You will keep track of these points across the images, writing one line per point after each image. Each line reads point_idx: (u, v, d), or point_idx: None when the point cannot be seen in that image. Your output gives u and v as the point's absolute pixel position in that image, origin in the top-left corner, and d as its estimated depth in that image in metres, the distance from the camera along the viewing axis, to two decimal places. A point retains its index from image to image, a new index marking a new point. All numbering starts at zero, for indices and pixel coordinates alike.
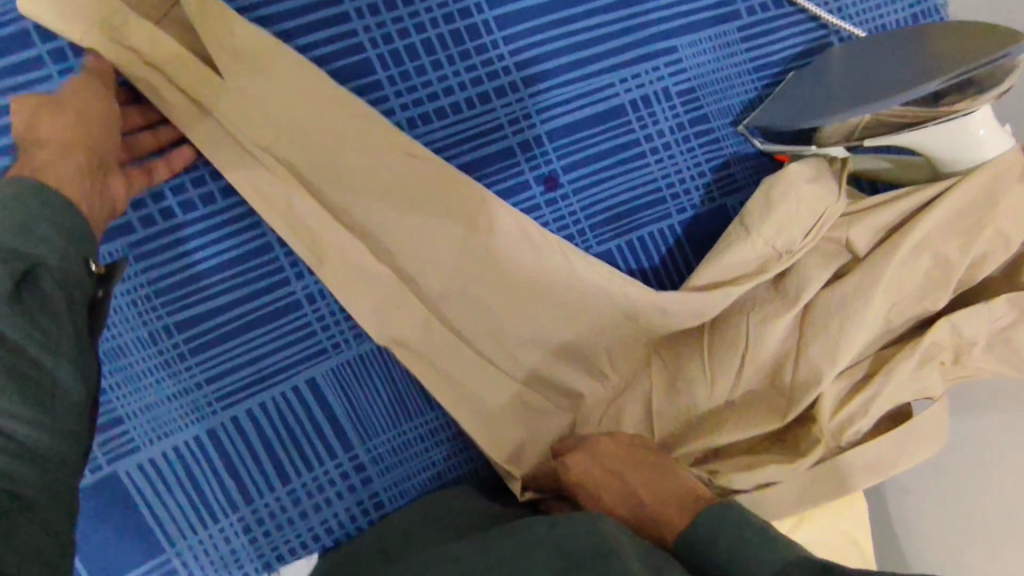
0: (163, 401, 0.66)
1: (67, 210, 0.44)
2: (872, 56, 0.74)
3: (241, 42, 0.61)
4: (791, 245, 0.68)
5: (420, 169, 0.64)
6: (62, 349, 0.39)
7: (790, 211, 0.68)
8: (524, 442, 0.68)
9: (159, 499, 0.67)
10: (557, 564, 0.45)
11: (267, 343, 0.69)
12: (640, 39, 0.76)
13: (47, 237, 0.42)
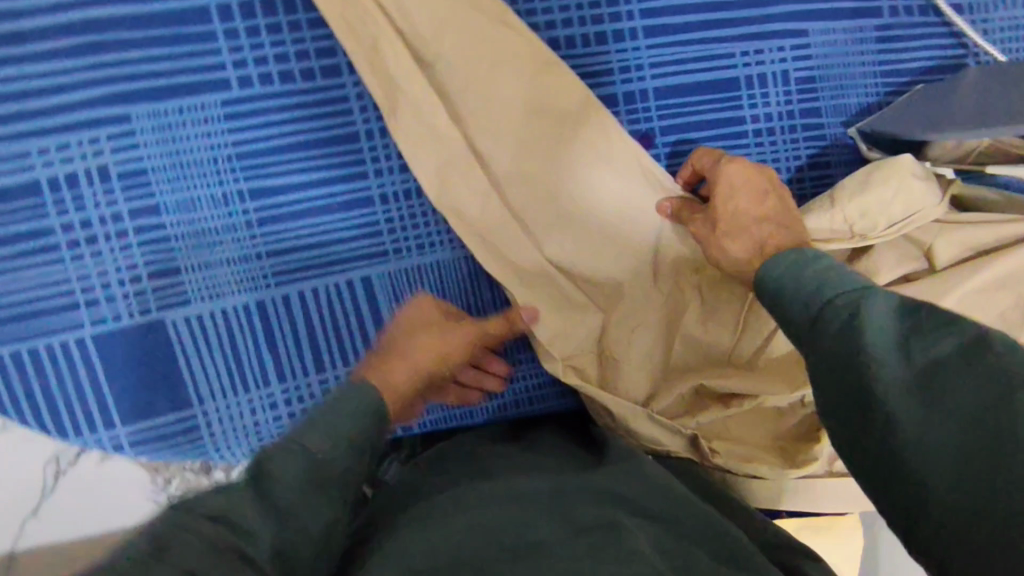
0: (221, 263, 0.66)
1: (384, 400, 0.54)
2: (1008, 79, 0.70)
3: None
4: (873, 230, 0.64)
5: (540, 83, 0.68)
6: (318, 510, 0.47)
7: (880, 200, 0.64)
8: (568, 349, 0.71)
9: (196, 357, 0.67)
10: (564, 528, 0.48)
11: (332, 231, 0.68)
12: (772, 15, 0.73)
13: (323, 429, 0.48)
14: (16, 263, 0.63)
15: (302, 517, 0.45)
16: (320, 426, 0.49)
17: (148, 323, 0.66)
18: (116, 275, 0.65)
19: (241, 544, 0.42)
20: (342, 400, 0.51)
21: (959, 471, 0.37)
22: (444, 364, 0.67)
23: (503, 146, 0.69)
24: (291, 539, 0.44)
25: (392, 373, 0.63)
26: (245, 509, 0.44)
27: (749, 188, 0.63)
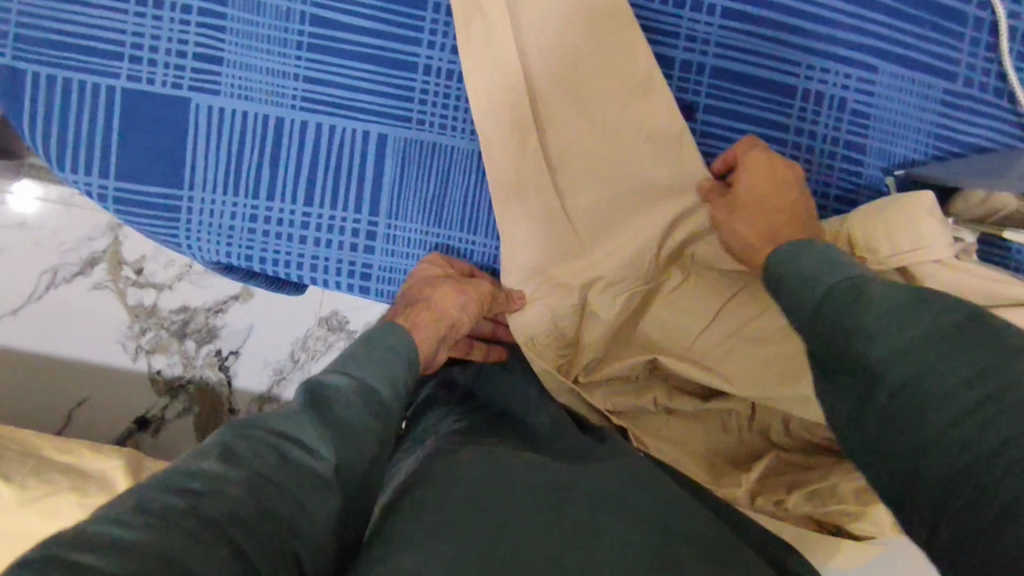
0: (259, 70, 0.69)
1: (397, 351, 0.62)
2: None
3: None
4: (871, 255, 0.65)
5: (611, 16, 0.69)
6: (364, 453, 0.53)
7: (888, 229, 0.64)
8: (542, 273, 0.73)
9: (204, 146, 0.70)
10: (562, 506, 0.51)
11: (369, 81, 0.70)
12: (850, 41, 0.74)
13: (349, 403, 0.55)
14: (82, 0, 0.67)
15: (357, 434, 0.52)
16: (376, 364, 0.60)
17: (174, 98, 0.69)
18: (165, 44, 0.68)
19: (302, 458, 0.48)
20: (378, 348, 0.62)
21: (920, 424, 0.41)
22: (463, 325, 0.71)
23: (554, 63, 0.70)
24: (349, 453, 0.51)
25: (419, 325, 0.68)
26: (313, 437, 0.50)
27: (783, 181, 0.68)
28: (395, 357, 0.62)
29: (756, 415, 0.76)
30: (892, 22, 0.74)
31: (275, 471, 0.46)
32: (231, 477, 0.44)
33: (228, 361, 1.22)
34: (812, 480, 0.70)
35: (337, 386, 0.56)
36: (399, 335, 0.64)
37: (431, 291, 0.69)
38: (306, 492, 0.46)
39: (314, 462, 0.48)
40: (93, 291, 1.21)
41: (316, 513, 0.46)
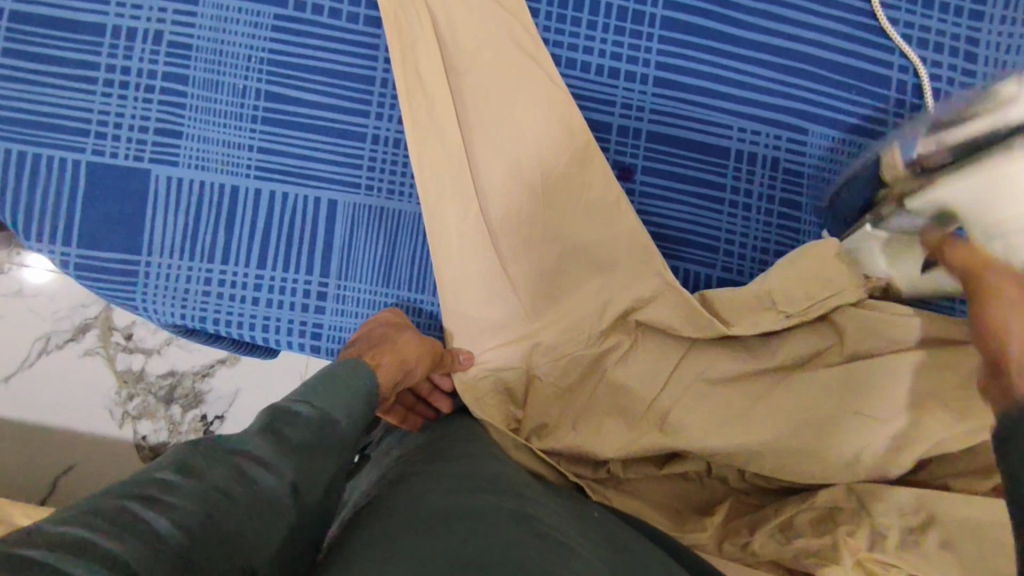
0: (217, 142, 0.73)
1: (353, 374, 0.63)
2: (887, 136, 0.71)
3: None
4: (791, 307, 0.70)
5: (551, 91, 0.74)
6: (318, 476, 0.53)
7: (803, 286, 0.70)
8: (491, 331, 0.75)
9: (163, 212, 0.73)
10: (522, 531, 0.55)
11: (319, 150, 0.74)
12: (778, 104, 0.78)
13: (296, 422, 0.54)
14: (55, 83, 0.73)
15: (313, 459, 0.53)
16: (340, 396, 0.60)
17: (137, 170, 0.73)
18: (129, 121, 0.73)
19: (259, 475, 0.48)
20: (343, 381, 0.61)
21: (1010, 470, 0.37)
22: (419, 375, 0.72)
23: (493, 131, 0.74)
24: (300, 476, 0.51)
25: (384, 365, 0.67)
26: (267, 453, 0.50)
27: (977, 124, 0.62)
28: (356, 391, 0.62)
29: (712, 468, 0.76)
30: (818, 86, 0.78)
31: (231, 487, 0.46)
32: (182, 486, 0.43)
33: (212, 426, 1.22)
34: (769, 513, 0.72)
35: (299, 415, 0.55)
36: (362, 367, 0.64)
37: (394, 338, 0.70)
38: (258, 515, 0.46)
39: (259, 477, 0.48)
40: (83, 357, 1.23)
41: (263, 532, 0.45)
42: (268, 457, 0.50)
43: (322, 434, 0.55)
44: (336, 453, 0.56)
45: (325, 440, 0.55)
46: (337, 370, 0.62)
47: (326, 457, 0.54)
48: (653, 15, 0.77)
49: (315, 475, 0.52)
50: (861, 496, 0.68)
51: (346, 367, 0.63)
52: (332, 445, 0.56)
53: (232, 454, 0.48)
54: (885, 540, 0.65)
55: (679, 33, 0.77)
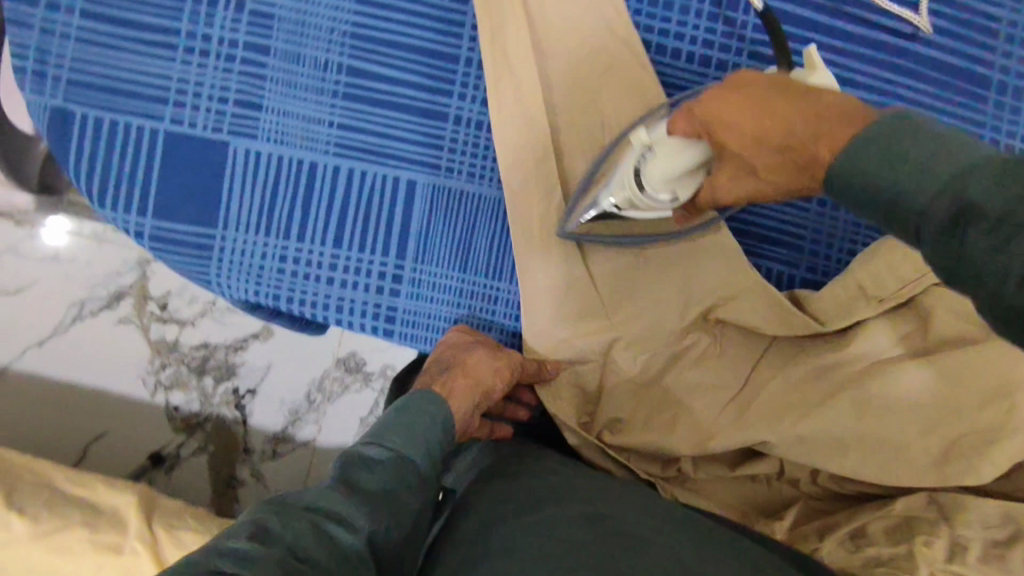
0: (296, 116, 0.72)
1: (426, 411, 0.61)
2: (643, 167, 0.61)
3: None
4: (880, 290, 0.67)
5: (641, 77, 0.72)
6: (395, 514, 0.54)
7: (889, 269, 0.67)
8: (562, 319, 0.72)
9: (240, 186, 0.72)
10: (593, 527, 0.55)
11: (401, 129, 0.73)
12: (874, 101, 0.75)
13: (374, 468, 0.55)
14: (132, 47, 0.71)
15: (388, 502, 0.54)
16: (415, 426, 0.60)
17: (213, 141, 0.71)
18: (208, 91, 0.71)
19: (337, 531, 0.50)
20: (416, 413, 0.61)
21: (962, 244, 0.38)
22: (499, 394, 0.70)
23: (579, 118, 0.72)
24: (378, 519, 0.52)
25: (457, 392, 0.66)
26: (341, 505, 0.51)
27: (824, 98, 0.48)
28: (434, 423, 0.61)
29: (785, 471, 0.72)
30: (916, 86, 0.76)
31: (310, 545, 0.47)
32: (263, 552, 0.45)
33: (245, 400, 1.22)
34: (840, 521, 0.68)
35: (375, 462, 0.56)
36: (435, 396, 0.63)
37: (467, 357, 0.69)
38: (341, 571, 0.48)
39: (336, 530, 0.50)
40: (118, 325, 1.22)
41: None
42: (339, 508, 0.51)
43: (400, 480, 0.56)
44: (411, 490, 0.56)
45: (401, 480, 0.56)
46: (414, 403, 0.62)
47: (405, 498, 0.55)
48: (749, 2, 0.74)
49: (387, 519, 0.53)
50: (944, 507, 0.64)
51: (419, 402, 0.62)
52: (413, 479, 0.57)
53: (309, 511, 0.50)
54: (966, 552, 0.60)
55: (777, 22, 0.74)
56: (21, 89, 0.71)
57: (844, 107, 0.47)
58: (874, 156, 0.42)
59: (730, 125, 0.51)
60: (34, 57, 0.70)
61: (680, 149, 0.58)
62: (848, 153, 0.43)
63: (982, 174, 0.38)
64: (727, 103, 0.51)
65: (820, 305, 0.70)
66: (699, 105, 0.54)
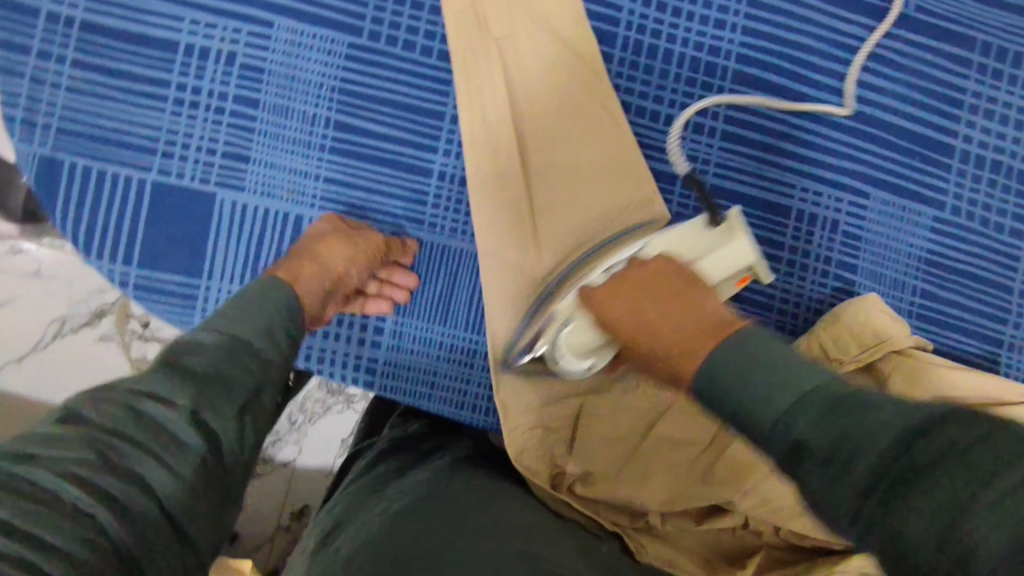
0: (282, 169, 0.74)
1: (276, 293, 0.57)
2: (559, 337, 0.64)
3: None
4: (840, 354, 0.69)
5: (618, 143, 0.76)
6: (224, 402, 0.48)
7: (847, 333, 0.69)
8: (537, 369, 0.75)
9: (226, 236, 0.73)
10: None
11: (386, 185, 0.75)
12: (841, 167, 0.79)
13: (204, 347, 0.50)
14: (123, 96, 0.72)
15: (224, 384, 0.49)
16: (260, 309, 0.56)
17: (201, 192, 0.73)
18: (196, 142, 0.73)
19: (154, 410, 0.45)
20: (259, 295, 0.57)
21: (805, 479, 0.45)
22: (356, 277, 0.70)
23: (556, 178, 0.75)
24: (207, 401, 0.47)
25: (304, 277, 0.65)
26: (164, 388, 0.46)
27: (693, 311, 0.55)
28: (282, 303, 0.58)
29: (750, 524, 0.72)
30: (882, 152, 0.79)
31: (125, 442, 0.43)
32: (68, 443, 0.42)
33: None
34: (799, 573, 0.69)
35: (204, 341, 0.51)
36: (281, 288, 0.58)
37: (320, 246, 0.69)
38: (169, 473, 0.44)
39: (170, 419, 0.45)
40: (98, 344, 1.22)
41: (175, 484, 0.44)
42: (164, 392, 0.46)
43: (235, 360, 0.51)
44: (244, 371, 0.50)
45: (226, 356, 0.50)
46: (265, 288, 0.58)
47: (235, 380, 0.50)
48: (724, 69, 0.78)
49: (222, 415, 0.48)
50: None
51: (260, 289, 0.58)
52: (242, 367, 0.51)
53: (128, 393, 0.45)
54: None
55: (749, 87, 0.78)
56: (10, 134, 0.72)
57: (702, 317, 0.54)
58: (751, 386, 0.48)
59: (620, 313, 0.59)
60: (24, 104, 0.71)
61: (586, 326, 0.63)
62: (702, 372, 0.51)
63: (811, 416, 0.45)
64: (620, 298, 0.60)
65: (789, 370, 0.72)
66: (603, 298, 0.61)
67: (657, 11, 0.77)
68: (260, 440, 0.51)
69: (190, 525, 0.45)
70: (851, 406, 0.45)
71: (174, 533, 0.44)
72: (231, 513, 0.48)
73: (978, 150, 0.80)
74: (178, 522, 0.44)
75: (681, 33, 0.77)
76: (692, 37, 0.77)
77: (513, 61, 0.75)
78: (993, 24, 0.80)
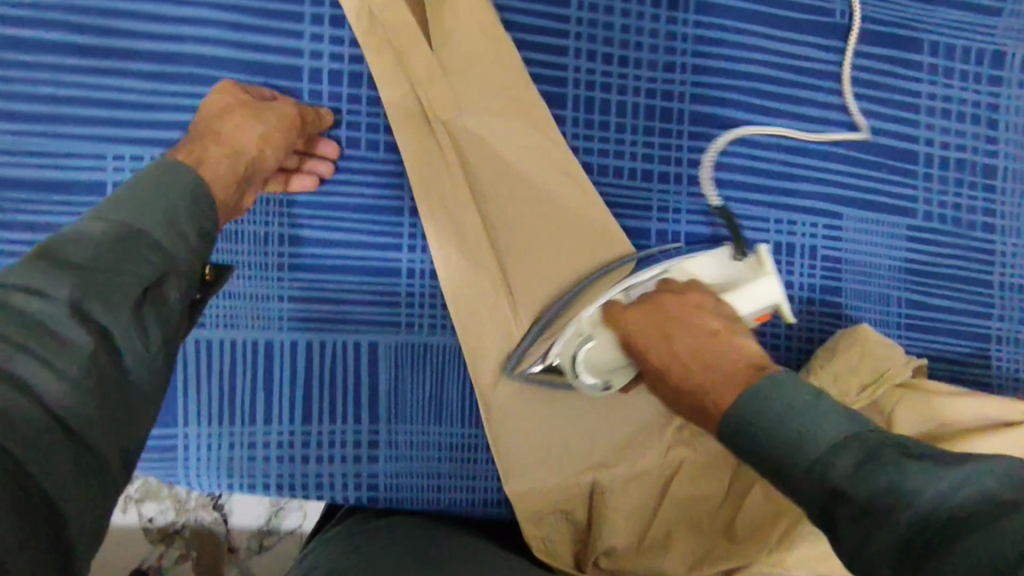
0: (242, 296, 0.70)
1: (174, 185, 0.51)
2: (581, 351, 0.62)
3: (456, 42, 0.70)
4: (845, 392, 0.69)
5: (586, 207, 0.73)
6: (115, 301, 0.44)
7: (848, 370, 0.69)
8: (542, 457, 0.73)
9: (196, 378, 0.69)
10: None
11: (354, 293, 0.71)
12: (811, 192, 0.78)
13: (85, 238, 0.45)
14: None
15: (107, 270, 0.44)
16: (159, 197, 0.50)
17: None
18: None
19: (29, 305, 0.41)
20: (154, 188, 0.50)
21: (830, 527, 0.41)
22: (268, 163, 0.63)
23: (529, 254, 0.72)
24: (97, 289, 0.43)
25: (211, 162, 0.57)
26: (43, 280, 0.42)
27: (732, 345, 0.53)
28: (186, 193, 0.51)
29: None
30: (849, 168, 0.78)
31: (2, 339, 0.40)
32: None
33: None
34: None
35: (85, 233, 0.46)
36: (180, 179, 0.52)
37: (221, 123, 0.62)
38: (61, 389, 0.40)
39: (43, 313, 0.42)
40: None
41: (63, 394, 0.40)
42: (46, 284, 0.42)
43: (120, 247, 0.46)
44: (142, 262, 0.46)
45: (113, 247, 0.45)
46: (157, 178, 0.51)
47: (129, 273, 0.45)
48: (680, 112, 0.75)
49: (115, 316, 0.43)
50: None
51: (160, 177, 0.51)
52: (134, 258, 0.46)
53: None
54: None
55: (707, 126, 0.76)
56: None
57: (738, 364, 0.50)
58: (782, 423, 0.44)
59: (642, 335, 0.58)
60: None
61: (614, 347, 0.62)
62: (744, 402, 0.46)
63: (847, 466, 0.41)
64: (646, 323, 0.59)
65: None
66: (626, 316, 0.60)
67: (603, 63, 0.74)
68: (174, 337, 0.47)
69: (91, 434, 0.41)
70: (890, 463, 0.41)
71: (70, 437, 0.40)
72: (145, 418, 0.45)
73: (941, 151, 0.79)
74: (74, 431, 0.40)
75: (631, 82, 0.75)
76: (643, 84, 0.75)
77: (463, 143, 0.71)
78: (938, 23, 0.79)
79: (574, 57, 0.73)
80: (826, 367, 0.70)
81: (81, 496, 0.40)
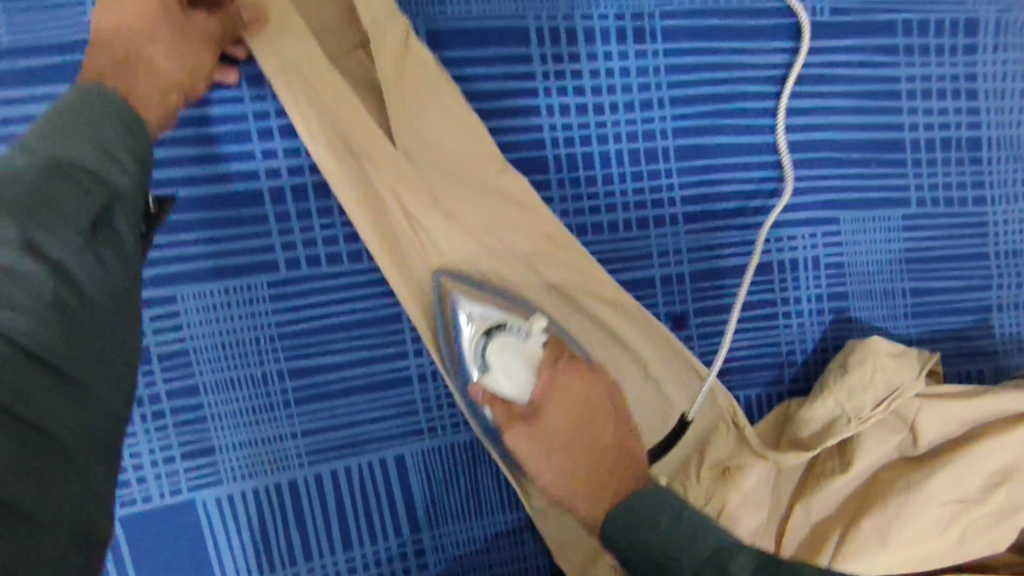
0: (252, 442, 0.66)
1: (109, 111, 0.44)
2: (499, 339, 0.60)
3: (423, 133, 0.60)
4: (858, 410, 0.69)
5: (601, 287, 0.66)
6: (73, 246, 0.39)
7: (861, 387, 0.69)
8: None
9: (226, 533, 0.67)
10: None
11: (369, 412, 0.68)
12: (806, 204, 0.76)
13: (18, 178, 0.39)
14: None
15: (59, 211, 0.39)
16: (92, 120, 0.43)
17: (181, 502, 0.66)
18: (149, 456, 0.65)
19: None
20: (79, 109, 0.43)
21: None
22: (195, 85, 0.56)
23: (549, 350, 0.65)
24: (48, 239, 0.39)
25: (142, 92, 0.50)
26: None
27: (610, 463, 0.60)
28: (116, 114, 0.44)
29: None
30: (840, 170, 0.76)
31: None
32: None
33: None
34: None
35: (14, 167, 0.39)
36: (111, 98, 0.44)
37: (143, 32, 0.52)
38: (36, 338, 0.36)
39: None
40: None
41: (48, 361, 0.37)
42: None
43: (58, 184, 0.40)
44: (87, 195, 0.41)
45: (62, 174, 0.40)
46: (89, 98, 0.44)
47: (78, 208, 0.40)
48: (664, 149, 0.72)
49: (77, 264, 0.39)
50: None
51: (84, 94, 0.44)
52: (72, 190, 0.40)
53: None
54: None
55: (693, 158, 0.72)
56: None
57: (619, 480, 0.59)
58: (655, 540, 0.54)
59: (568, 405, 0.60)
60: None
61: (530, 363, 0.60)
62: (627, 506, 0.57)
63: None
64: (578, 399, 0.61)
65: (808, 436, 0.71)
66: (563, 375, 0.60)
67: (577, 116, 0.69)
68: (130, 268, 0.43)
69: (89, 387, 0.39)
70: None
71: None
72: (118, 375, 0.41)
73: (926, 134, 0.77)
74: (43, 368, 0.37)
75: (610, 128, 0.70)
76: (621, 128, 0.70)
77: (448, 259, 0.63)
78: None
79: (546, 115, 0.69)
80: (842, 383, 0.70)
81: (11, 469, 0.34)
